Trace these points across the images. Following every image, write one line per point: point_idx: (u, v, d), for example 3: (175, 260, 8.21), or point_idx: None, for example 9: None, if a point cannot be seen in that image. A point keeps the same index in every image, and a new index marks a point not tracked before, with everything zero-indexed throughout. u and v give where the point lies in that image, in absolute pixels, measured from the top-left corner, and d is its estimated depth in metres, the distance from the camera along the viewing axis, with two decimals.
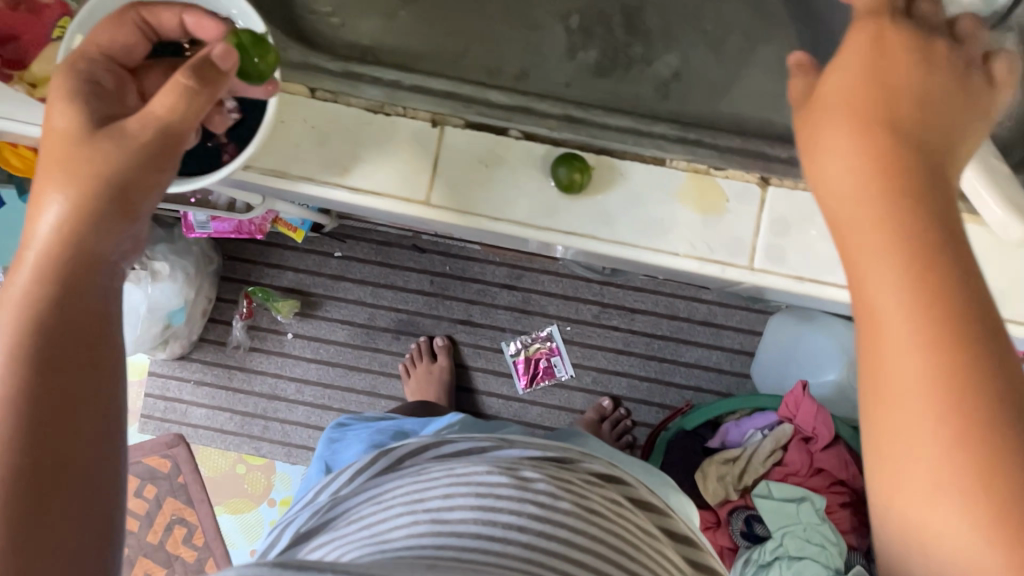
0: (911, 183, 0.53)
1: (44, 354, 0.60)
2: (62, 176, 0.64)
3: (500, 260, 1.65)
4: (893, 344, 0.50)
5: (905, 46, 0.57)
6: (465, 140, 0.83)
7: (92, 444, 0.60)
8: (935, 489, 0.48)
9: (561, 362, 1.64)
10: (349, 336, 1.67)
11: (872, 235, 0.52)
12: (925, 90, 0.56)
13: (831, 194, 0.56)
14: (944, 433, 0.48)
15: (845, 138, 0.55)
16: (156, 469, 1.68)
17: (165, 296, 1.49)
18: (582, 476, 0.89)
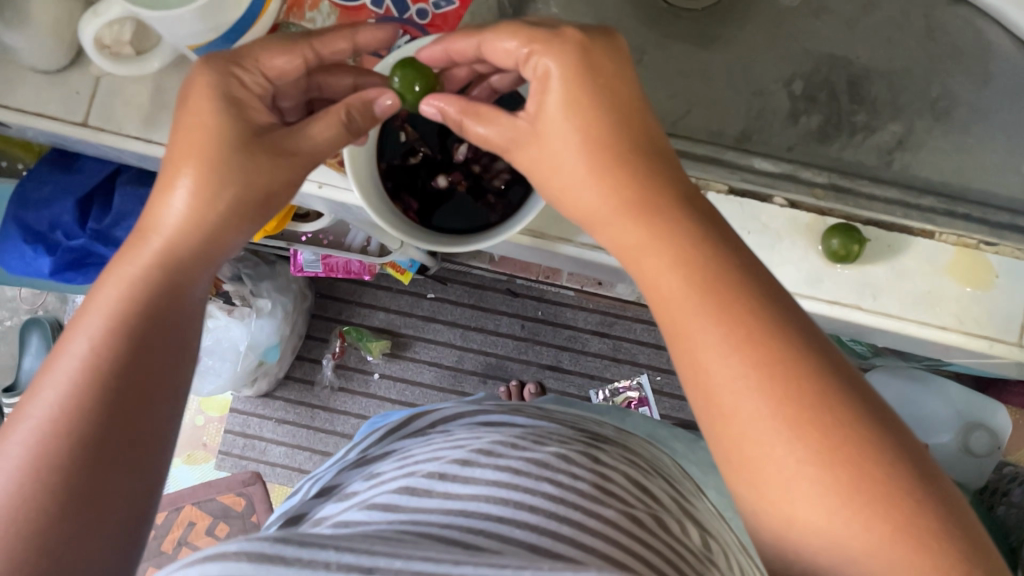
0: (632, 188, 0.42)
1: (148, 328, 0.43)
2: (194, 151, 0.46)
3: (594, 306, 1.38)
4: (712, 353, 0.37)
5: (612, 53, 0.44)
6: (739, 212, 0.58)
7: (155, 434, 0.42)
8: (818, 508, 0.34)
9: (650, 413, 1.35)
10: (436, 378, 1.38)
11: (633, 230, 0.41)
12: (622, 94, 0.44)
13: (546, 177, 0.45)
14: (813, 456, 0.35)
15: (572, 143, 0.43)
16: (229, 508, 1.34)
17: (263, 333, 1.24)
18: (656, 480, 0.55)
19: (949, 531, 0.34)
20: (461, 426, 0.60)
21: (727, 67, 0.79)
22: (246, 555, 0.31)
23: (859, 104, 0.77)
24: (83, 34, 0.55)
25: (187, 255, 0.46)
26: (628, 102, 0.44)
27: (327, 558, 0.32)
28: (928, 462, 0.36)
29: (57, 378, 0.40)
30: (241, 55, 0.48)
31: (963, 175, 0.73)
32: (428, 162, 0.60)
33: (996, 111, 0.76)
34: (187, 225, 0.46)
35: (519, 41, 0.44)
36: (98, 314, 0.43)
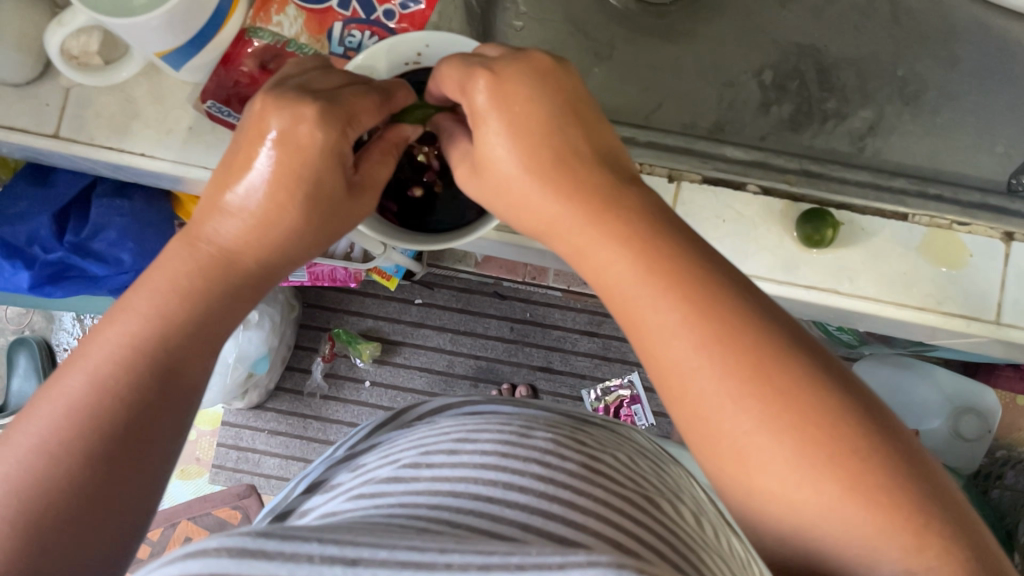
0: (574, 182, 0.41)
1: (194, 320, 0.41)
2: (291, 187, 0.42)
3: (582, 306, 1.37)
4: (659, 336, 0.37)
5: (527, 74, 0.43)
6: (713, 201, 0.59)
7: (178, 422, 0.40)
8: (774, 473, 0.34)
9: (641, 409, 1.35)
10: (427, 384, 1.37)
11: (575, 221, 0.41)
12: (547, 114, 0.42)
13: (495, 200, 0.45)
14: (762, 424, 0.34)
15: (509, 159, 0.42)
16: (225, 522, 1.35)
17: (252, 344, 1.22)
18: (645, 462, 0.56)
19: (894, 478, 0.34)
20: (450, 417, 0.59)
21: (696, 60, 0.79)
22: (227, 550, 0.29)
23: (830, 92, 0.77)
24: (49, 47, 0.55)
25: (243, 269, 0.43)
26: (558, 111, 0.43)
27: (310, 551, 0.30)
28: (877, 414, 0.35)
29: (94, 364, 0.39)
30: (353, 114, 0.44)
31: (935, 158, 0.74)
32: (406, 163, 0.59)
33: (963, 94, 0.77)
34: (243, 243, 0.43)
35: (455, 81, 0.44)
36: (149, 295, 0.41)
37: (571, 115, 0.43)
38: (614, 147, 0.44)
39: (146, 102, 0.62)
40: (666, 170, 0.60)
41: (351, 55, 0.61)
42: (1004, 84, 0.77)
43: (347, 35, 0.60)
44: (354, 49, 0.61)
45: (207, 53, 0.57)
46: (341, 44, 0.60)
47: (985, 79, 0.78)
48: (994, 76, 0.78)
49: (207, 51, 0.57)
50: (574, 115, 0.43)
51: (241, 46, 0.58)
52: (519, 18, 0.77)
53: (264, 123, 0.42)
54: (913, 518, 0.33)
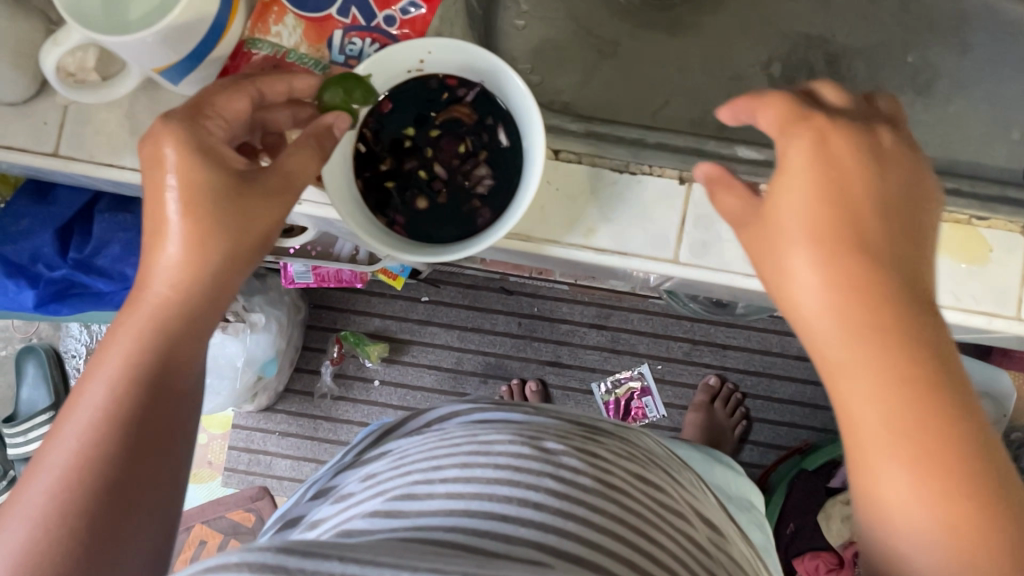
0: (834, 220, 0.41)
1: (157, 364, 0.43)
2: (197, 211, 0.44)
3: (590, 299, 1.36)
4: (844, 346, 0.38)
5: (850, 139, 0.43)
6: None
7: (173, 466, 0.43)
8: (901, 499, 0.36)
9: (653, 401, 1.34)
10: (436, 381, 1.36)
11: (804, 236, 0.41)
12: (847, 174, 0.42)
13: (759, 254, 0.44)
14: (914, 455, 0.36)
15: (805, 216, 0.41)
16: (240, 524, 1.34)
17: (260, 347, 1.21)
18: (659, 473, 0.55)
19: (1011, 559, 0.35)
20: (458, 424, 0.58)
21: (702, 55, 0.78)
22: (247, 565, 0.32)
23: (839, 83, 0.76)
24: (45, 66, 0.54)
25: (192, 302, 0.45)
26: (862, 174, 0.42)
27: (331, 568, 0.33)
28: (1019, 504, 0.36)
29: (76, 425, 0.41)
30: (202, 105, 0.47)
31: (947, 147, 0.72)
32: (413, 178, 0.58)
33: (974, 81, 0.76)
34: (183, 274, 0.45)
35: (781, 123, 0.44)
36: (111, 366, 0.42)
37: (876, 183, 0.42)
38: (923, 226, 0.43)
39: (146, 116, 0.61)
40: (677, 172, 0.59)
41: (352, 63, 0.59)
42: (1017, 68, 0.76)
43: (347, 43, 0.59)
44: (355, 57, 0.59)
45: (205, 67, 0.56)
46: (342, 53, 0.59)
47: (999, 66, 0.76)
48: (1007, 61, 0.76)
49: (204, 66, 0.56)
50: (882, 185, 0.42)
51: (240, 59, 0.57)
52: (520, 17, 0.76)
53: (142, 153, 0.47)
54: None
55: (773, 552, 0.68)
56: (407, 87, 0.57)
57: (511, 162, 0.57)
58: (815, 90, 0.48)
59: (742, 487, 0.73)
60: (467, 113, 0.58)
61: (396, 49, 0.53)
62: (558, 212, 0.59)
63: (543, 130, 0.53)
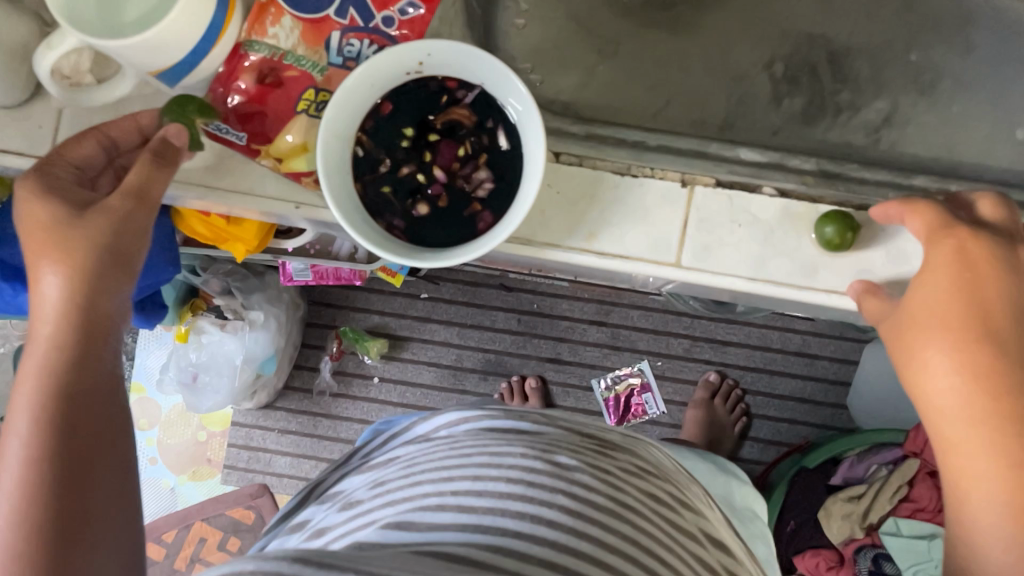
0: (968, 313, 0.49)
1: (63, 400, 0.45)
2: (49, 249, 0.46)
3: (590, 295, 1.35)
4: (959, 413, 0.47)
5: (993, 253, 0.51)
6: (725, 205, 0.58)
7: (111, 499, 0.45)
8: (1000, 546, 0.44)
9: (653, 398, 1.34)
10: (436, 378, 1.36)
11: (936, 320, 0.49)
12: (979, 277, 0.50)
13: (894, 344, 0.52)
14: (1011, 510, 0.44)
15: (940, 310, 0.50)
16: (239, 522, 1.33)
17: (258, 345, 1.21)
18: (663, 487, 0.55)
19: None
20: (467, 432, 0.57)
21: (704, 54, 0.78)
22: (263, 573, 0.33)
23: (843, 83, 0.76)
24: (39, 67, 0.54)
25: (77, 330, 0.46)
26: (1005, 284, 0.50)
27: None
28: None
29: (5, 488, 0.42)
30: (51, 159, 0.51)
31: (951, 147, 0.72)
32: (410, 182, 0.58)
33: (977, 80, 0.75)
34: (63, 309, 0.46)
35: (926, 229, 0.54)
36: (19, 422, 0.44)
37: (1010, 285, 0.50)
38: None
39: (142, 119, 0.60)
40: (678, 174, 0.59)
41: (350, 66, 0.59)
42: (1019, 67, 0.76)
43: (345, 44, 0.58)
44: (354, 58, 0.59)
45: (201, 69, 0.55)
46: (339, 54, 0.58)
47: (1002, 65, 0.76)
48: (1010, 60, 0.76)
49: (201, 68, 0.55)
50: (1013, 288, 0.50)
51: (236, 62, 0.57)
52: (519, 16, 0.75)
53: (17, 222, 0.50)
54: None
55: (773, 562, 0.68)
56: (407, 88, 0.57)
57: (512, 165, 0.57)
58: (972, 203, 0.56)
59: (747, 497, 0.72)
60: (466, 115, 0.57)
61: (394, 50, 0.53)
62: (558, 215, 0.58)
63: (544, 134, 0.53)
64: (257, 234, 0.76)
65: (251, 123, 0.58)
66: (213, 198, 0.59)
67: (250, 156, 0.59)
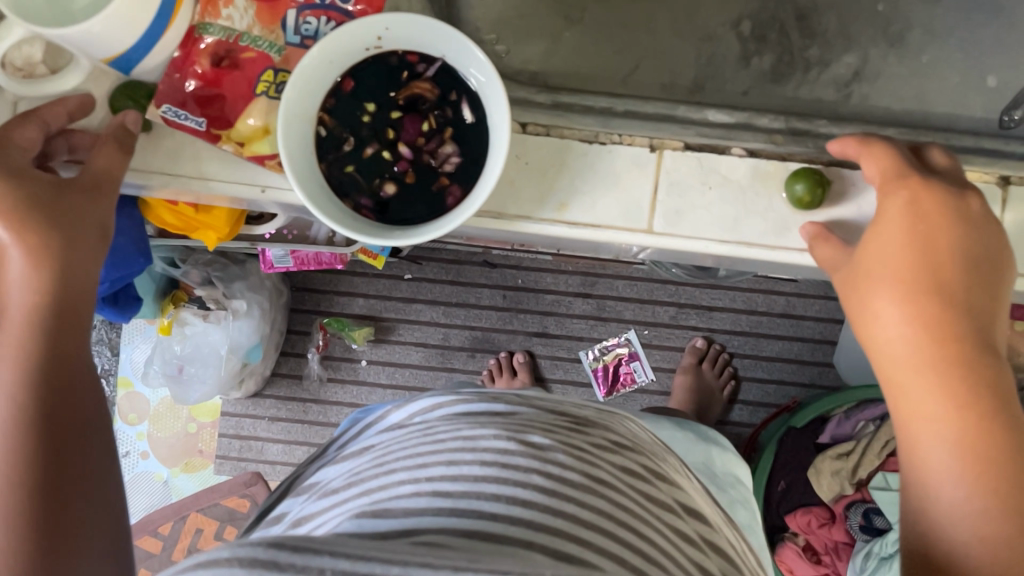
0: (916, 264, 0.50)
1: (43, 363, 0.51)
2: (21, 224, 0.51)
3: (574, 267, 1.35)
4: (906, 362, 0.48)
5: (941, 202, 0.51)
6: (696, 168, 0.57)
7: (93, 448, 0.51)
8: (946, 483, 0.46)
9: (641, 366, 1.34)
10: (423, 358, 1.36)
11: (888, 271, 0.50)
12: (929, 228, 0.51)
13: (849, 292, 0.53)
14: (954, 451, 0.46)
15: (892, 264, 0.50)
16: (235, 511, 1.34)
17: (243, 334, 1.21)
18: (638, 459, 0.55)
19: None
20: (440, 418, 0.57)
21: (671, 15, 0.76)
22: (238, 560, 0.33)
23: (811, 39, 0.75)
24: None
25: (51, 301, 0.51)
26: (952, 232, 0.51)
27: (322, 564, 0.33)
28: None
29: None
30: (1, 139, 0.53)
31: (922, 98, 0.72)
32: (376, 160, 0.57)
33: (946, 30, 0.75)
34: (31, 279, 0.51)
35: (881, 171, 0.54)
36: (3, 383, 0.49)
37: (956, 235, 0.51)
38: (1002, 273, 0.51)
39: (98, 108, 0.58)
40: (647, 139, 0.58)
41: (308, 44, 0.57)
42: (988, 14, 0.75)
43: (302, 22, 0.57)
44: (311, 36, 0.57)
45: (156, 54, 0.54)
46: (297, 33, 0.57)
47: (972, 14, 0.75)
48: (978, 6, 0.75)
49: (156, 53, 0.54)
50: (960, 238, 0.51)
51: (191, 45, 0.56)
52: None
53: None
54: None
55: (756, 528, 0.68)
56: (367, 64, 0.55)
57: (478, 137, 0.56)
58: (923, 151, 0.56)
59: (728, 462, 0.73)
60: (429, 88, 0.56)
61: (351, 26, 0.52)
62: (528, 187, 0.58)
63: (506, 101, 0.52)
64: (227, 221, 0.75)
65: (211, 108, 0.56)
66: (179, 185, 0.59)
67: (211, 141, 0.57)
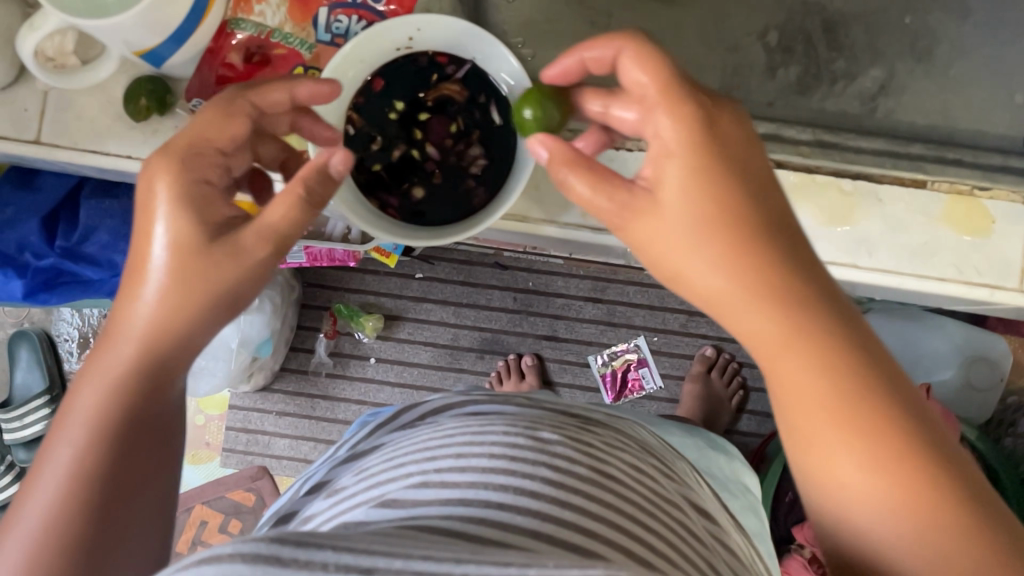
0: (713, 200, 0.43)
1: (129, 420, 0.45)
2: (186, 281, 0.46)
3: (585, 272, 1.35)
4: (740, 317, 0.42)
5: (726, 118, 0.44)
6: None
7: (156, 508, 0.46)
8: (835, 450, 0.41)
9: (649, 373, 1.34)
10: (433, 357, 1.36)
11: (687, 214, 0.43)
12: (717, 153, 0.44)
13: (647, 255, 0.45)
14: (827, 414, 0.41)
15: (687, 209, 0.43)
16: (240, 504, 1.34)
17: (254, 328, 1.21)
18: (652, 461, 0.55)
19: (935, 478, 0.40)
20: (452, 417, 0.57)
21: (699, 23, 0.76)
22: (241, 556, 0.30)
23: (838, 52, 0.75)
24: (22, 52, 0.52)
25: (162, 359, 0.46)
26: (734, 151, 0.44)
27: (325, 559, 0.30)
28: (932, 427, 0.41)
29: (46, 492, 0.42)
30: (198, 155, 0.47)
31: (945, 117, 0.72)
32: (405, 161, 0.57)
33: (974, 48, 0.75)
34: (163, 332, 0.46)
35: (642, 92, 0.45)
36: (82, 426, 0.44)
37: (736, 150, 0.44)
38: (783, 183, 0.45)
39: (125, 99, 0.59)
40: None
41: (339, 42, 0.58)
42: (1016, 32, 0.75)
43: (333, 21, 0.57)
44: (342, 35, 0.58)
45: (188, 49, 0.54)
46: (327, 31, 0.57)
47: (998, 31, 0.75)
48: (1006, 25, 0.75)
49: (188, 47, 0.54)
50: (742, 152, 0.44)
51: (222, 41, 0.56)
52: None
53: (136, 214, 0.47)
54: (943, 510, 0.40)
55: (768, 538, 0.66)
56: (398, 64, 0.55)
57: (508, 138, 0.56)
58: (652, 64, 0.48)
59: (737, 472, 0.73)
60: (458, 91, 0.56)
61: (385, 27, 0.52)
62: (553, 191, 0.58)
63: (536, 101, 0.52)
64: None
65: None
66: None
67: None
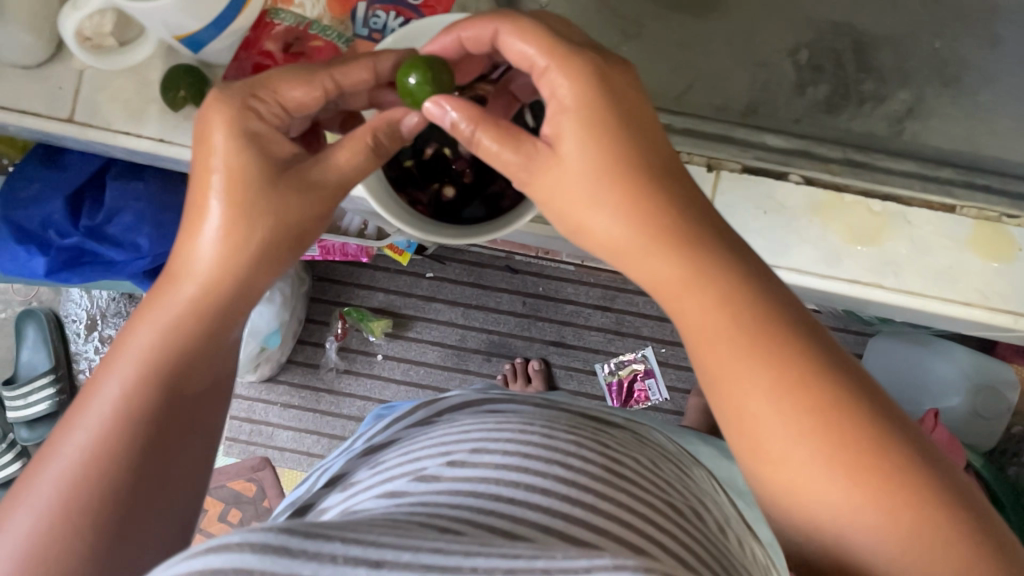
0: (605, 146, 0.43)
1: (176, 363, 0.46)
2: (249, 217, 0.45)
3: (596, 280, 1.35)
4: (641, 263, 0.42)
5: (615, 70, 0.45)
6: None
7: (192, 456, 0.47)
8: (756, 396, 0.39)
9: (655, 384, 1.33)
10: (439, 357, 1.36)
11: (587, 162, 0.43)
12: (610, 102, 0.44)
13: (556, 209, 0.45)
14: (741, 358, 0.40)
15: (583, 156, 0.43)
16: (240, 493, 1.34)
17: (264, 319, 1.21)
18: (668, 467, 0.55)
19: (853, 417, 0.39)
20: (468, 414, 0.57)
21: (729, 36, 0.77)
22: (250, 546, 0.28)
23: (867, 72, 0.75)
24: (64, 31, 0.52)
25: (217, 305, 0.47)
26: (625, 102, 0.44)
27: (333, 551, 0.29)
28: (853, 371, 0.41)
29: (83, 436, 0.43)
30: (260, 88, 0.46)
31: (970, 143, 0.72)
32: (437, 160, 0.58)
33: (1002, 76, 0.75)
34: (218, 269, 0.46)
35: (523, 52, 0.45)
36: (127, 362, 0.45)
37: (626, 101, 0.44)
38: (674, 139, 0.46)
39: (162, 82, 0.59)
40: (704, 159, 0.62)
41: (375, 37, 0.58)
42: None
43: (370, 16, 0.58)
44: (378, 30, 0.58)
45: (228, 36, 0.55)
46: (364, 26, 0.58)
47: None
48: None
49: (227, 34, 0.55)
50: (630, 105, 0.44)
51: (261, 29, 0.56)
52: None
53: (198, 137, 0.47)
54: (864, 448, 0.38)
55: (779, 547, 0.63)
56: None
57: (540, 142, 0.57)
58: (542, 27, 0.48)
59: None
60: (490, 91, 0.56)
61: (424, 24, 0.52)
62: None
63: None
64: None
65: None
66: None
67: None
